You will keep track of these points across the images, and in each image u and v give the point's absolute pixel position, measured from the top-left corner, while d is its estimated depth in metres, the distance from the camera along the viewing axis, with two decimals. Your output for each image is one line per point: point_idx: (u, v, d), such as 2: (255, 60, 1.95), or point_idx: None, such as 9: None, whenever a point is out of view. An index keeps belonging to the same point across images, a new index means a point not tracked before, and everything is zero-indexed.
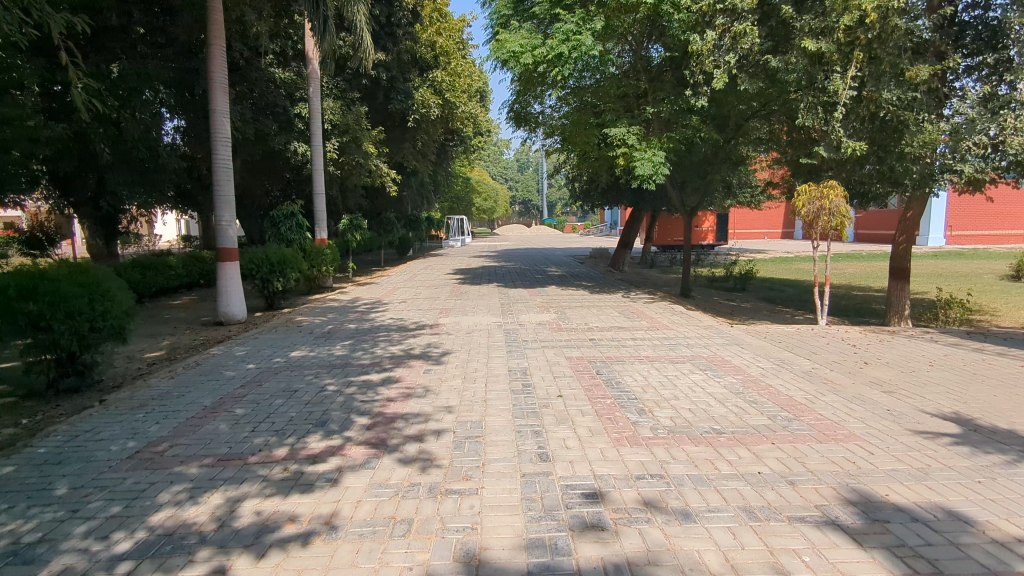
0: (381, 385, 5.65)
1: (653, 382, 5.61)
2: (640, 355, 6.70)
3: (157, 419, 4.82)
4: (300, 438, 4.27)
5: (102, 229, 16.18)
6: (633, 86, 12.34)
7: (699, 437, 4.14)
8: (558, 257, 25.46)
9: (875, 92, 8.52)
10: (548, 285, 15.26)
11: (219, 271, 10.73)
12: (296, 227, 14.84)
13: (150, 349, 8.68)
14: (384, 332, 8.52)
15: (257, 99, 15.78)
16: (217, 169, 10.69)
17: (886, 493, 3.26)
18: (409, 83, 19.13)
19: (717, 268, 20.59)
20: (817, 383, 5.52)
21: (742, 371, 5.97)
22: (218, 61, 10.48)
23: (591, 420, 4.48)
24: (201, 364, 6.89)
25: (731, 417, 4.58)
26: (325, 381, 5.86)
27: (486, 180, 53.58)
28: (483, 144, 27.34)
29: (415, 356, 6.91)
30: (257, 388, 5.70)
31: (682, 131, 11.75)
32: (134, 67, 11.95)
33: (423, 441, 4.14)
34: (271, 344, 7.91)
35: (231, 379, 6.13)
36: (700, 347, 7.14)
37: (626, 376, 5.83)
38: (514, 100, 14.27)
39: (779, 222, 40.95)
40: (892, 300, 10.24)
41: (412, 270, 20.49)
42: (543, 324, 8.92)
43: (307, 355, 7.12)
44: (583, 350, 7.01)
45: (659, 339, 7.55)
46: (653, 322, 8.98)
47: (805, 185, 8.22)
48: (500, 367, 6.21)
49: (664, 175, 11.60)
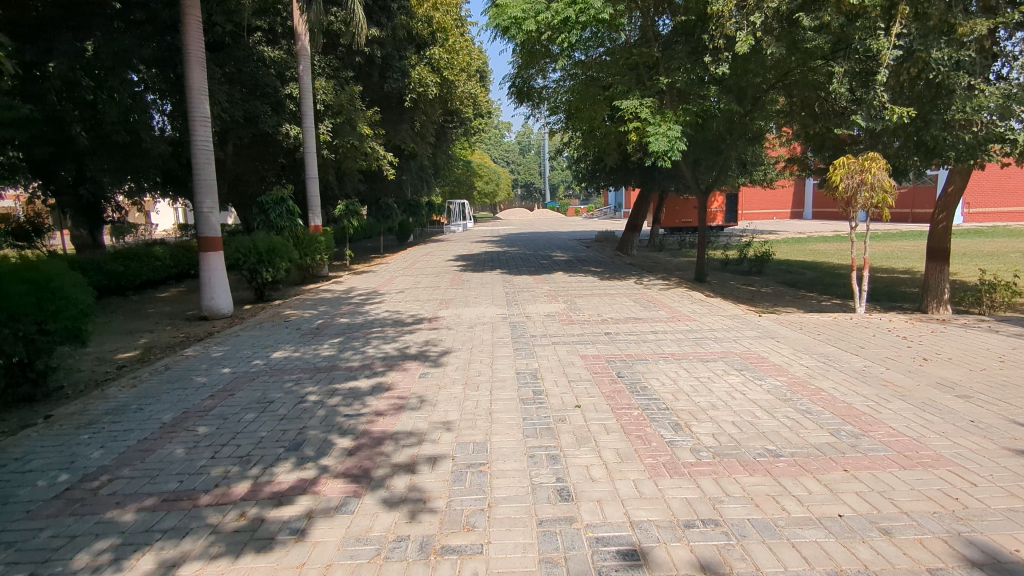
0: (369, 394, 4.88)
1: (685, 386, 4.85)
2: (665, 353, 5.93)
3: (103, 442, 4.07)
4: (267, 468, 3.53)
5: (86, 219, 15.46)
6: (646, 55, 11.46)
7: (754, 463, 3.39)
8: (563, 242, 24.64)
9: (922, 52, 7.60)
10: (554, 270, 14.47)
11: (202, 262, 9.97)
12: (286, 214, 13.87)
13: (123, 349, 7.96)
14: (378, 328, 7.76)
15: (243, 78, 14.87)
16: (196, 151, 9.79)
17: (1015, 548, 2.50)
18: (405, 61, 18.17)
19: (731, 250, 19.74)
20: (876, 386, 4.74)
21: (784, 371, 5.19)
22: (194, 34, 9.57)
23: (618, 440, 3.73)
24: (171, 368, 6.13)
25: (785, 433, 3.81)
26: (308, 389, 5.11)
27: (487, 163, 52.59)
28: (483, 126, 26.36)
29: (411, 356, 6.16)
30: (228, 399, 4.95)
31: (699, 103, 10.86)
32: (109, 45, 11.07)
33: (415, 472, 3.39)
34: (251, 343, 7.14)
35: (202, 387, 5.39)
36: (730, 342, 6.35)
37: (652, 378, 5.07)
38: (518, 73, 13.37)
39: (789, 202, 40.06)
40: (930, 283, 9.42)
41: (411, 257, 19.71)
42: (553, 316, 8.15)
43: (290, 356, 6.36)
44: (598, 347, 6.23)
45: (683, 334, 6.75)
46: (673, 311, 8.19)
47: (843, 157, 7.38)
48: (507, 369, 5.44)
49: (679, 152, 10.72)
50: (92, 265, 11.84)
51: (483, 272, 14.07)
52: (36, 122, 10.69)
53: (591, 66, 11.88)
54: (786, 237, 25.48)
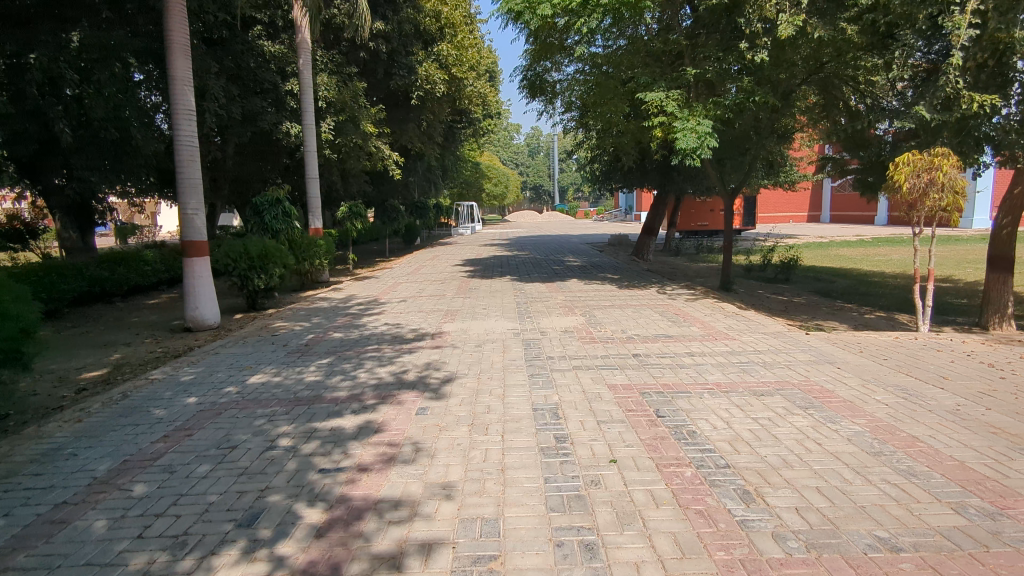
0: (354, 438, 3.98)
1: (743, 432, 3.92)
2: (707, 383, 5.01)
3: (8, 510, 3.17)
4: (207, 557, 2.64)
5: (76, 221, 14.81)
6: (672, 44, 10.55)
7: (869, 564, 2.45)
8: (575, 246, 23.73)
9: (1004, 32, 6.62)
10: (569, 277, 13.56)
11: (186, 269, 9.13)
12: (283, 215, 12.71)
13: (90, 367, 7.14)
14: (373, 345, 6.87)
15: (241, 72, 14.09)
16: (179, 146, 8.94)
17: None
18: (412, 57, 17.28)
19: (754, 255, 18.77)
20: (985, 434, 3.79)
21: (861, 411, 4.25)
22: (178, 20, 8.72)
23: (673, 520, 2.82)
24: (129, 395, 5.25)
25: (893, 510, 2.88)
26: (280, 430, 4.21)
27: (497, 166, 51.79)
28: (493, 126, 25.57)
29: (408, 384, 5.26)
30: (183, 442, 4.05)
31: (732, 96, 9.91)
32: (97, 36, 10.10)
33: (402, 570, 2.49)
34: (229, 363, 6.26)
35: (158, 423, 4.50)
36: (783, 369, 5.39)
37: (699, 420, 4.15)
38: (530, 65, 12.51)
39: (806, 206, 39.00)
40: (992, 295, 8.41)
41: (417, 261, 18.87)
42: (571, 331, 7.24)
43: (269, 382, 5.46)
44: (628, 375, 5.31)
45: (725, 358, 5.81)
46: (707, 328, 7.24)
47: (906, 152, 6.36)
48: (521, 405, 4.54)
49: (709, 150, 9.76)
50: (72, 269, 10.96)
51: (492, 279, 13.18)
52: (15, 116, 9.86)
53: (610, 58, 11.03)
54: (808, 241, 24.46)
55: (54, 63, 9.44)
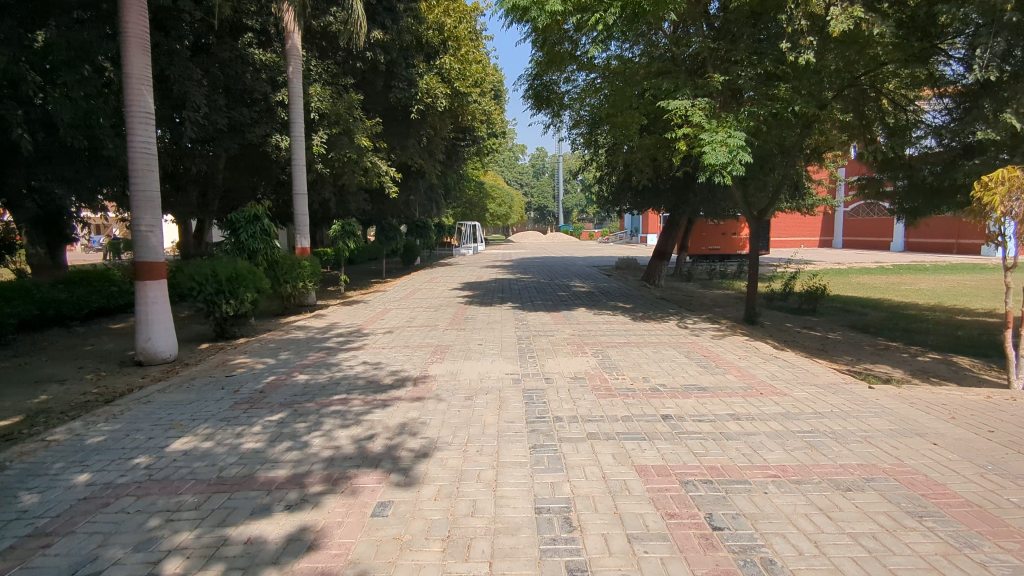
0: (271, 564, 2.72)
1: (846, 565, 2.65)
2: (771, 468, 3.74)
3: None
4: None
5: (44, 237, 13.70)
6: (696, 48, 9.50)
7: None
8: (581, 269, 22.52)
9: None
10: (576, 305, 12.36)
11: (138, 294, 7.93)
12: (261, 234, 11.35)
13: (2, 413, 5.90)
14: (341, 394, 5.62)
15: (227, 81, 13.01)
16: (133, 154, 7.79)
17: None
18: (412, 69, 16.22)
19: (774, 282, 17.53)
20: None
21: (1006, 526, 2.97)
22: (136, 9, 7.63)
23: None
24: (4, 469, 3.99)
25: None
26: (174, 542, 2.95)
27: (501, 186, 50.96)
28: (498, 145, 24.65)
29: (371, 458, 4.01)
30: (25, 564, 2.78)
31: (768, 105, 8.79)
32: (65, 35, 8.85)
33: None
34: (157, 418, 5.02)
35: (15, 520, 3.24)
36: (863, 446, 4.11)
37: (774, 540, 2.88)
38: (538, 74, 11.49)
39: (818, 230, 38.10)
40: None
41: (414, 284, 17.73)
42: (583, 379, 6.01)
43: (192, 450, 4.21)
44: (662, 450, 4.05)
45: (781, 426, 4.53)
46: (747, 378, 5.98)
47: (1006, 170, 5.16)
48: (519, 504, 3.27)
49: (741, 166, 8.61)
50: (22, 290, 9.78)
51: (492, 306, 11.98)
52: None
53: (627, 64, 9.99)
54: (826, 268, 23.27)
55: (15, 64, 8.13)
